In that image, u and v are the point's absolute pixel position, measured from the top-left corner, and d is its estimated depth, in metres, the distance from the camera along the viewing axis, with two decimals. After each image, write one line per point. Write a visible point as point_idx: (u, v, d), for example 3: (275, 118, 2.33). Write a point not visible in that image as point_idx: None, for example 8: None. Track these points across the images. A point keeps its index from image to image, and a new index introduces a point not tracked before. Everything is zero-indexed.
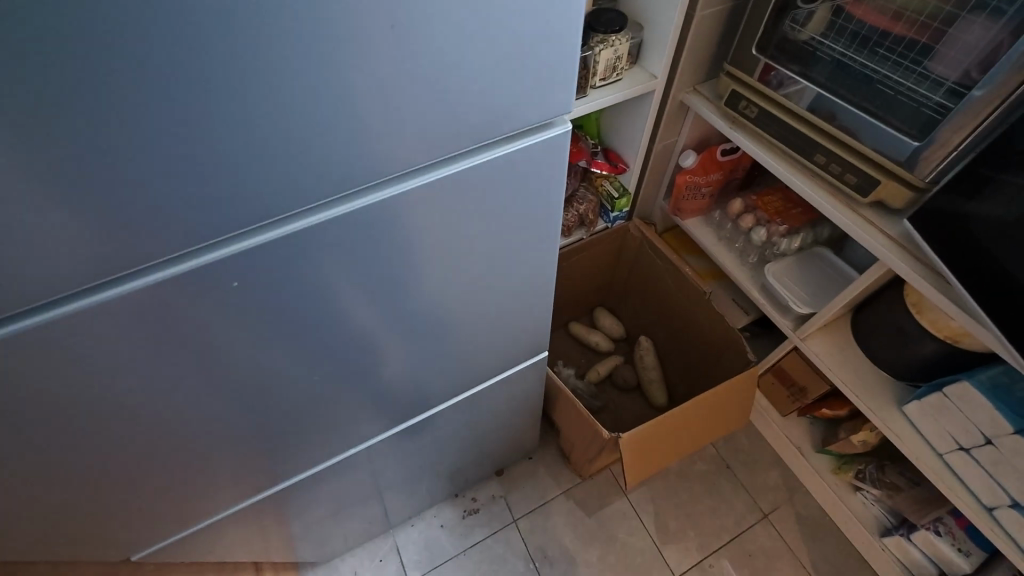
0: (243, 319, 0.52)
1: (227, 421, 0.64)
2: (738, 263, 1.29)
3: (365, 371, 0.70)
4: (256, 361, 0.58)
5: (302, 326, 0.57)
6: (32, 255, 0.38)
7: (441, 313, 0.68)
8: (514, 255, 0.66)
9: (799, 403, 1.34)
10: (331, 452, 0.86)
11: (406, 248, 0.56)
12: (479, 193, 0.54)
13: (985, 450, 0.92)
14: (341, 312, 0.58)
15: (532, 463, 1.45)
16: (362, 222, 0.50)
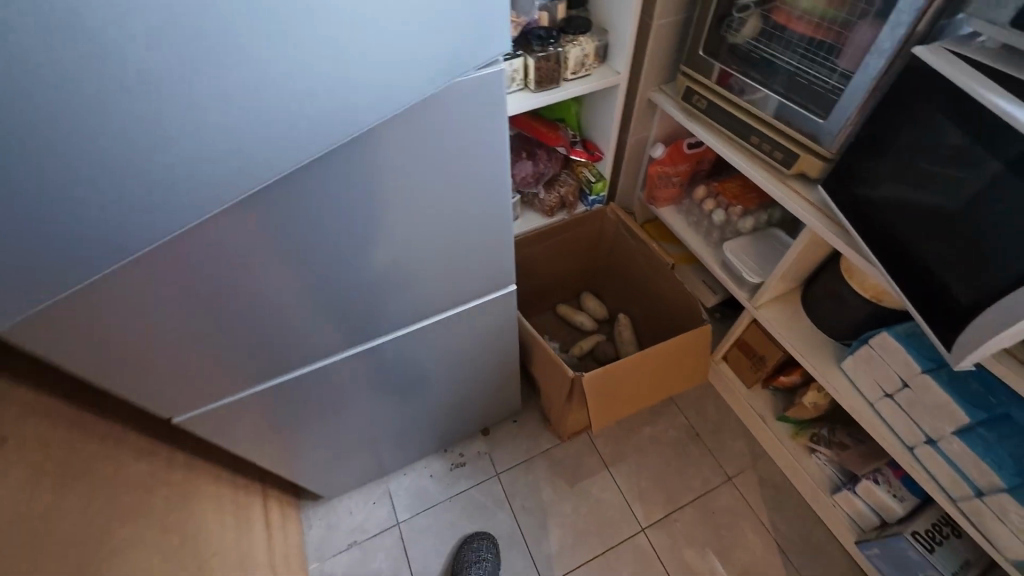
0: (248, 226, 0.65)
1: (230, 319, 0.75)
2: (704, 243, 1.46)
3: (356, 292, 0.85)
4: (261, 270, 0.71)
5: (293, 239, 0.70)
6: None
7: (415, 241, 0.81)
8: (470, 178, 0.78)
9: (761, 373, 1.46)
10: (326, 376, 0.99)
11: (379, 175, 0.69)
12: (435, 127, 0.67)
13: (904, 392, 1.04)
14: (327, 230, 0.71)
15: (516, 424, 1.59)
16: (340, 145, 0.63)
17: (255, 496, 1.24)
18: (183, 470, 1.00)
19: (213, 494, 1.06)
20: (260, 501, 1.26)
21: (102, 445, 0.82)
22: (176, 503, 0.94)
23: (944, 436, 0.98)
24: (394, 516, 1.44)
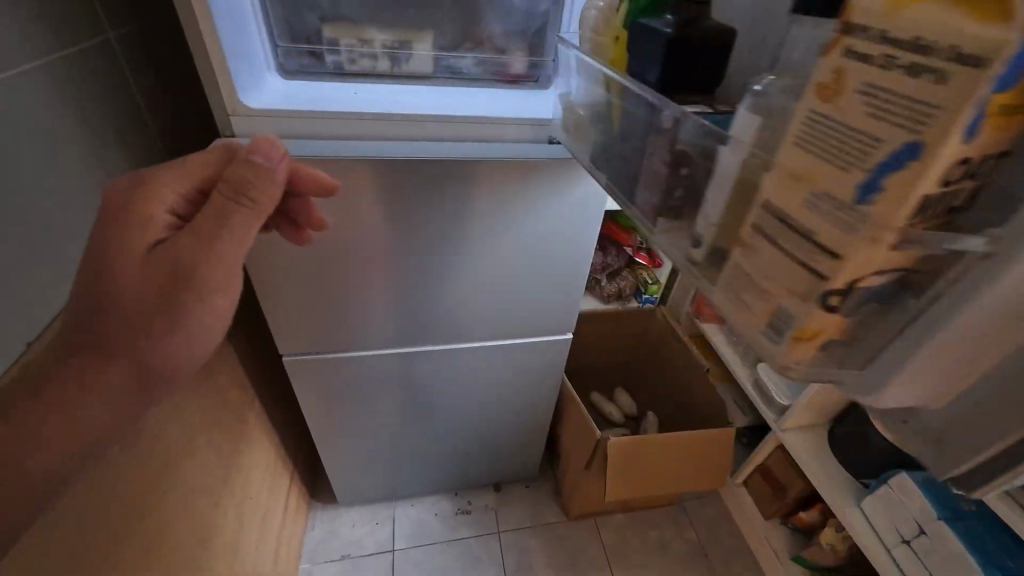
0: (402, 216, 0.87)
1: (360, 286, 0.96)
2: (740, 360, 1.59)
3: (447, 301, 1.02)
4: (394, 253, 0.92)
5: (427, 235, 0.91)
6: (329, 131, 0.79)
7: (507, 270, 0.99)
8: (563, 232, 0.95)
9: (780, 503, 1.47)
10: (395, 370, 1.14)
11: (499, 208, 0.89)
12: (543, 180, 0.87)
13: (920, 539, 1.06)
14: (452, 238, 0.92)
15: (528, 490, 1.63)
16: (484, 178, 0.85)
17: (288, 471, 1.35)
18: (257, 416, 1.16)
19: (264, 448, 1.20)
20: (289, 478, 1.36)
21: (226, 362, 1.02)
22: (243, 435, 1.10)
23: None
24: (391, 542, 1.47)
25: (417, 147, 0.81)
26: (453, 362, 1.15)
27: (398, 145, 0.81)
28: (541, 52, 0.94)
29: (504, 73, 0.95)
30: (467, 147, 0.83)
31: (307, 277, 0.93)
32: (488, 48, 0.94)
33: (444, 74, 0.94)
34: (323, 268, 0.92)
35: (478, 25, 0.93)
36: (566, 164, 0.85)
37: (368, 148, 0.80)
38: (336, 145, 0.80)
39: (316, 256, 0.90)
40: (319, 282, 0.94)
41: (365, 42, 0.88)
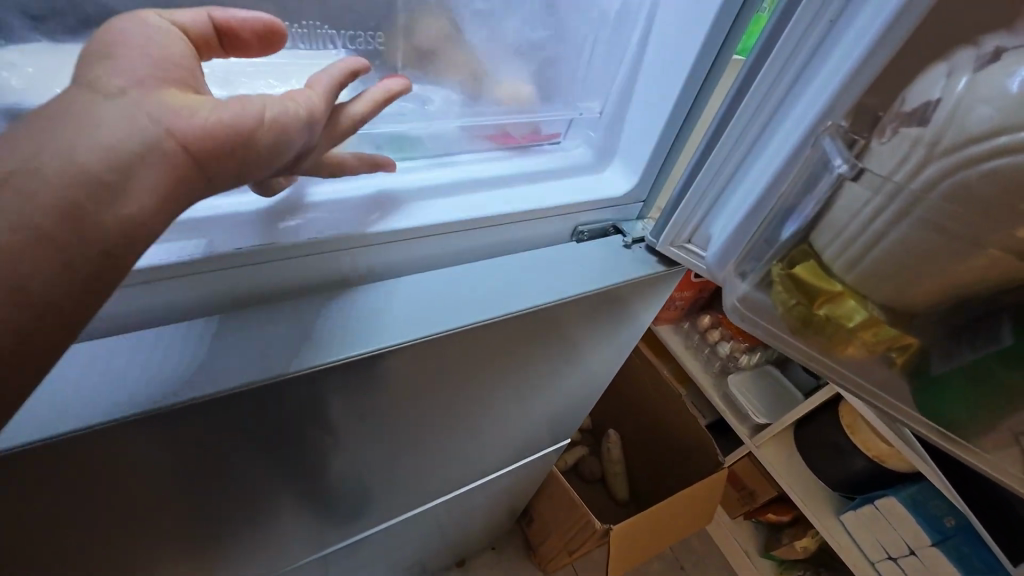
0: (315, 418, 0.43)
1: (250, 511, 0.52)
2: (704, 371, 1.47)
3: (399, 469, 0.62)
4: (302, 459, 0.49)
5: (359, 420, 0.48)
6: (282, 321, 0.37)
7: (492, 417, 0.62)
8: (593, 358, 0.61)
9: (748, 506, 1.46)
10: (322, 554, 0.73)
11: (489, 362, 0.50)
12: (573, 315, 0.49)
13: (910, 559, 1.10)
14: (408, 411, 0.51)
15: (495, 553, 1.41)
16: (474, 335, 0.43)
17: None
18: None
19: None
20: None
21: None
22: None
23: None
24: None
25: (377, 306, 0.40)
26: (411, 515, 0.78)
27: (333, 308, 0.39)
28: (577, 93, 0.48)
29: (501, 139, 0.48)
30: (472, 294, 0.42)
31: (137, 545, 0.46)
32: (472, 75, 0.43)
33: (371, 147, 0.42)
34: (165, 525, 0.46)
35: (449, 35, 0.41)
36: (626, 287, 0.50)
37: (278, 345, 0.36)
38: (194, 355, 0.34)
39: (143, 516, 0.44)
40: (167, 543, 0.49)
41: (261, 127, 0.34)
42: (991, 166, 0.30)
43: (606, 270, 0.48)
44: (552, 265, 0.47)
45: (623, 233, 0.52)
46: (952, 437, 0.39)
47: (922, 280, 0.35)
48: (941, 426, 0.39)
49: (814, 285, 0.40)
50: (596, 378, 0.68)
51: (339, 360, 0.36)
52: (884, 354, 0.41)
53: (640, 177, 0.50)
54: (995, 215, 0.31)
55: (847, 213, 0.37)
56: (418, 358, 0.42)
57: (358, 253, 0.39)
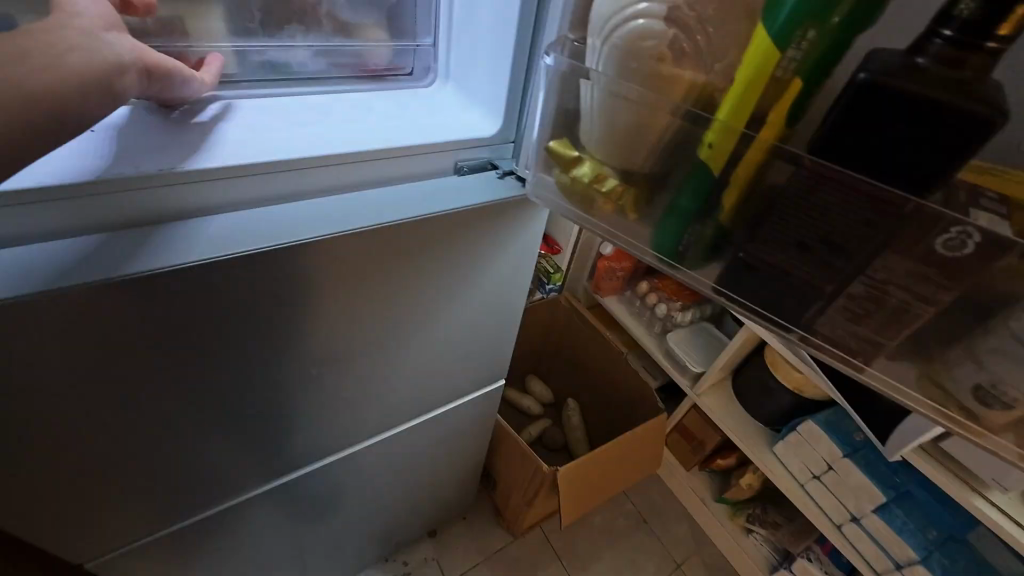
0: (241, 340, 0.52)
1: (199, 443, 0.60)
2: (647, 332, 1.59)
3: (336, 409, 0.71)
4: (232, 390, 0.57)
5: (282, 352, 0.56)
6: (165, 237, 0.45)
7: (413, 354, 0.71)
8: (490, 287, 0.70)
9: (699, 456, 1.56)
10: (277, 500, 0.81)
11: (393, 294, 0.59)
12: (446, 237, 0.58)
13: (830, 474, 1.18)
14: (332, 345, 0.60)
15: (466, 522, 1.49)
16: (361, 254, 0.53)
17: None
18: None
19: None
20: None
21: None
22: None
23: (865, 514, 1.12)
24: None
25: (247, 223, 0.48)
26: (358, 461, 0.86)
27: (201, 230, 0.46)
28: (419, 32, 0.65)
29: (360, 66, 0.65)
30: (340, 213, 0.51)
31: (92, 466, 0.54)
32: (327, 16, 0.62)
33: (263, 73, 0.60)
34: (115, 446, 0.54)
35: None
36: (486, 210, 0.59)
37: (151, 255, 0.43)
38: (64, 263, 0.40)
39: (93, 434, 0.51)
40: (122, 465, 0.56)
41: (147, 35, 0.54)
42: (624, 32, 0.33)
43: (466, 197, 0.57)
44: (422, 195, 0.56)
45: (498, 167, 0.63)
46: (729, 291, 0.39)
47: (639, 139, 0.37)
48: (720, 284, 0.39)
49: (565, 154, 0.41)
50: (505, 308, 0.77)
51: (207, 262, 0.43)
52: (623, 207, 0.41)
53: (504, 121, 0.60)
54: (648, 68, 0.34)
55: (584, 94, 0.38)
56: (317, 280, 0.51)
57: (237, 184, 0.47)
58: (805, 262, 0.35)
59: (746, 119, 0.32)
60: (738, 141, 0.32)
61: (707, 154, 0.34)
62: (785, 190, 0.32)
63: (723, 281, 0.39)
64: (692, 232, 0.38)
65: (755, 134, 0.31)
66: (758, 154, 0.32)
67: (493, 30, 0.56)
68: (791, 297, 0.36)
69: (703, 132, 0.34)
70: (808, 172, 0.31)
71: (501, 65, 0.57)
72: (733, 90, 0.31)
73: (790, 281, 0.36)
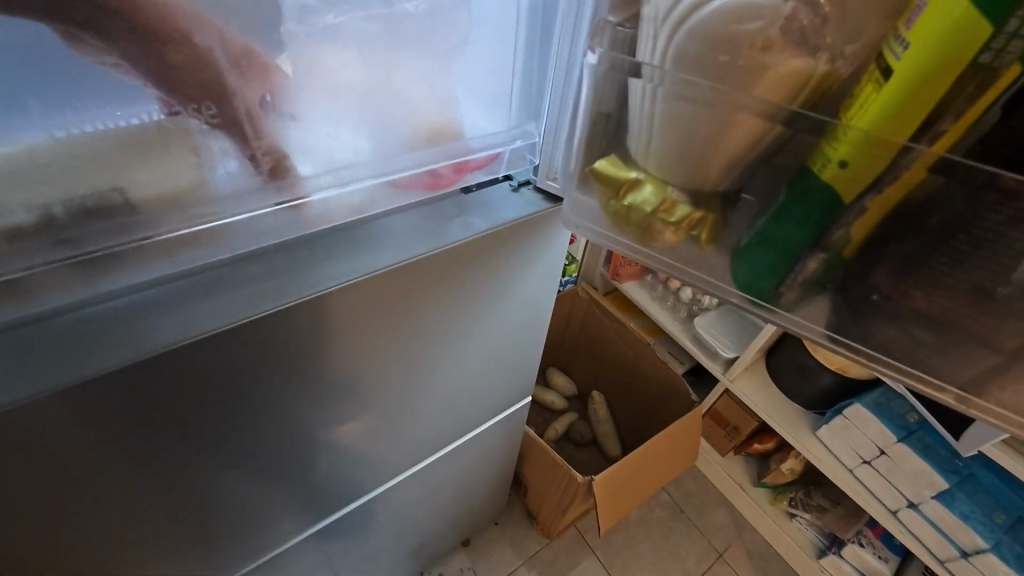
0: (225, 424, 0.43)
1: (197, 525, 0.52)
2: (671, 318, 1.50)
3: (351, 458, 0.63)
4: (226, 474, 0.48)
5: (282, 424, 0.47)
6: (55, 333, 0.32)
7: (429, 393, 0.63)
8: (513, 311, 0.61)
9: (734, 441, 1.49)
10: (301, 551, 0.75)
11: (406, 342, 0.51)
12: (455, 271, 0.46)
13: (882, 459, 1.11)
14: (338, 403, 0.51)
15: (498, 527, 1.45)
16: (356, 309, 0.41)
17: None
18: None
19: None
20: None
21: None
22: None
23: (924, 500, 1.05)
24: None
25: (188, 292, 0.36)
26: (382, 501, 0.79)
27: (94, 324, 0.33)
28: (492, 111, 0.45)
29: (431, 183, 0.44)
30: (320, 260, 0.39)
31: (80, 573, 0.47)
32: (374, 117, 0.40)
33: (278, 221, 0.39)
34: (102, 551, 0.46)
35: (323, 88, 0.37)
36: (495, 236, 0.46)
37: (19, 372, 0.31)
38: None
39: (71, 546, 0.44)
40: (117, 563, 0.49)
41: (66, 238, 0.32)
42: (698, 20, 0.24)
43: (467, 223, 0.44)
44: (421, 225, 0.43)
45: (511, 178, 0.49)
46: (850, 339, 0.30)
47: (713, 150, 0.28)
48: (836, 329, 0.30)
49: (615, 177, 0.32)
50: (529, 329, 0.68)
51: (85, 379, 0.31)
52: (692, 235, 0.32)
53: (523, 112, 0.45)
54: (744, 61, 0.24)
55: (635, 96, 0.28)
56: (307, 349, 0.41)
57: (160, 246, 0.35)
58: (976, 311, 0.25)
59: (911, 128, 0.22)
60: (894, 154, 0.23)
61: (833, 176, 0.25)
62: (955, 215, 0.24)
63: (839, 322, 0.30)
64: (797, 270, 0.29)
65: (922, 147, 0.22)
66: (920, 170, 0.23)
67: (532, 40, 0.41)
68: (946, 345, 0.27)
69: (825, 145, 0.25)
70: (1002, 194, 0.22)
71: (525, 72, 0.43)
72: (886, 89, 0.22)
73: (949, 329, 0.27)
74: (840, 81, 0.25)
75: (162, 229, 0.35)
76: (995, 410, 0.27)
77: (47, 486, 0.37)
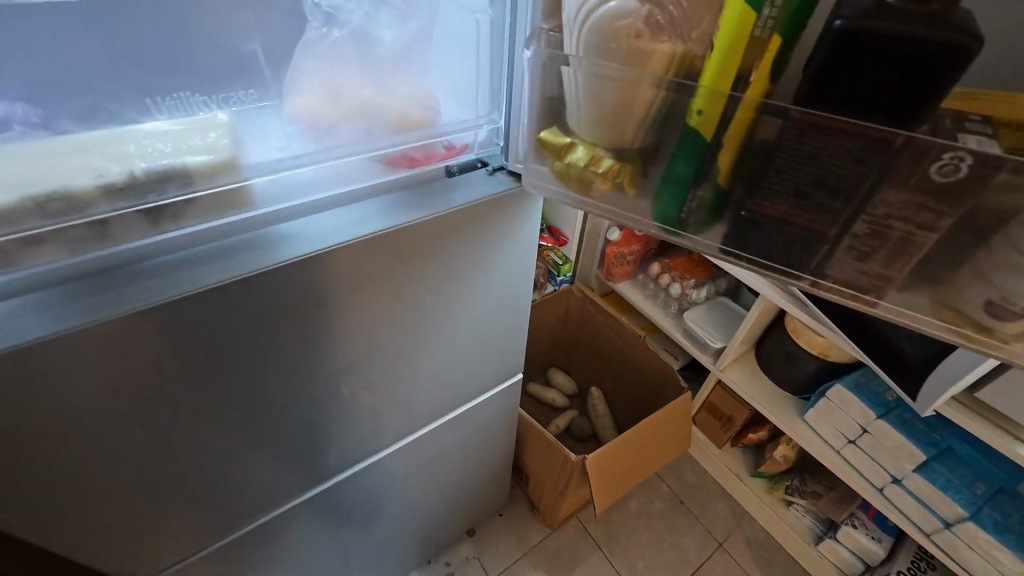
0: (258, 366, 0.52)
1: (229, 466, 0.61)
2: (663, 313, 1.58)
3: (361, 416, 0.72)
4: (257, 415, 0.58)
5: (302, 370, 0.57)
6: (130, 275, 0.42)
7: (426, 358, 0.72)
8: (500, 283, 0.71)
9: (730, 432, 1.54)
10: (318, 511, 0.83)
11: (406, 303, 0.60)
12: (441, 238, 0.56)
13: (865, 437, 1.16)
14: (349, 357, 0.61)
15: (503, 518, 1.50)
16: (361, 266, 0.51)
17: None
18: None
19: None
20: None
21: None
22: None
23: (906, 474, 1.10)
24: None
25: (228, 245, 0.46)
26: (390, 468, 0.87)
27: (164, 268, 0.43)
28: (463, 102, 0.54)
29: (410, 163, 0.53)
30: (330, 222, 0.49)
31: (134, 500, 0.56)
32: (369, 107, 0.48)
33: (293, 191, 0.48)
34: (150, 479, 0.55)
35: (327, 85, 0.47)
36: (474, 209, 0.56)
37: (106, 298, 0.40)
38: (15, 322, 0.38)
39: (130, 471, 0.53)
40: (161, 494, 0.58)
41: (153, 188, 0.41)
42: (597, 19, 0.34)
43: (449, 197, 0.55)
44: (411, 199, 0.53)
45: (487, 164, 0.59)
46: (736, 251, 0.39)
47: (625, 117, 0.38)
48: (724, 244, 0.39)
49: (556, 144, 0.42)
50: (513, 304, 0.77)
51: (167, 301, 0.41)
52: (618, 184, 0.41)
53: (492, 104, 0.55)
54: (626, 47, 0.34)
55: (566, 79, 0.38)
56: (323, 300, 0.51)
57: (211, 204, 0.44)
58: (807, 213, 0.35)
59: (733, 82, 0.32)
60: (727, 102, 0.33)
61: (697, 122, 0.34)
62: (774, 142, 0.33)
63: (726, 240, 0.39)
64: (692, 198, 0.38)
65: (742, 95, 0.32)
66: (746, 113, 0.33)
67: (493, 45, 0.51)
68: (797, 245, 0.36)
69: (689, 101, 0.34)
70: (796, 122, 0.31)
71: (491, 71, 0.53)
72: (713, 56, 0.32)
73: (797, 232, 0.36)
74: (697, 59, 0.35)
75: (215, 187, 0.43)
76: (837, 286, 0.37)
77: (120, 407, 0.46)
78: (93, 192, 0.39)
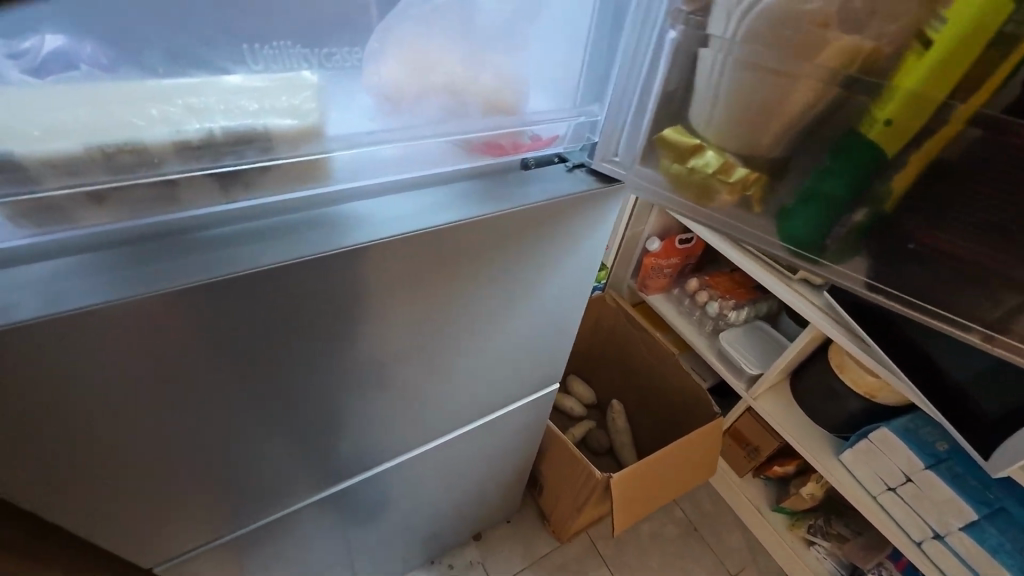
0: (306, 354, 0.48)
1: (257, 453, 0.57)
2: (696, 332, 1.52)
3: (396, 413, 0.68)
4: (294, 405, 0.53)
5: (347, 363, 0.52)
6: (189, 243, 0.39)
7: (470, 361, 0.68)
8: (557, 291, 0.66)
9: (754, 462, 1.48)
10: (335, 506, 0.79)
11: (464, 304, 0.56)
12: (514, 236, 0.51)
13: (908, 486, 1.10)
14: (396, 353, 0.56)
15: (510, 526, 1.46)
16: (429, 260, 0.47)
17: None
18: None
19: None
20: None
21: None
22: None
23: (951, 531, 1.04)
24: None
25: (293, 220, 0.42)
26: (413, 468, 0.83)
27: (226, 240, 0.39)
28: (558, 90, 0.49)
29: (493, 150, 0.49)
30: (404, 208, 0.45)
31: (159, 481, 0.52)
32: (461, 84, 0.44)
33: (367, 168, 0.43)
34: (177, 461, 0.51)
35: (419, 55, 0.42)
36: (553, 208, 0.51)
37: (161, 268, 0.37)
38: (65, 285, 0.35)
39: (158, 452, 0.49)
40: (186, 475, 0.55)
41: (231, 150, 0.37)
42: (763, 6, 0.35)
43: (529, 191, 0.50)
44: (488, 191, 0.49)
45: (566, 160, 0.54)
46: (889, 285, 0.42)
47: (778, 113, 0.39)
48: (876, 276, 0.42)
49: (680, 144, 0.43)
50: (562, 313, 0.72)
51: (228, 277, 0.37)
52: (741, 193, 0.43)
53: (591, 93, 0.49)
54: (809, 33, 0.35)
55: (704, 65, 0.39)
56: (383, 293, 0.47)
57: (283, 176, 0.40)
58: (986, 242, 0.38)
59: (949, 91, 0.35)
60: (936, 109, 0.35)
61: (881, 131, 0.37)
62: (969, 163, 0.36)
63: (879, 270, 0.42)
64: (848, 218, 0.42)
65: (957, 104, 0.35)
66: (957, 124, 0.35)
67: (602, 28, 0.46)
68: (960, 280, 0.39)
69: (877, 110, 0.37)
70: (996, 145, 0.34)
71: (595, 57, 0.48)
72: (929, 52, 0.34)
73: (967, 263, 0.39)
74: (883, 57, 0.35)
75: (293, 157, 0.39)
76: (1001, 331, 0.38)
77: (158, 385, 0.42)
78: (166, 147, 0.35)
